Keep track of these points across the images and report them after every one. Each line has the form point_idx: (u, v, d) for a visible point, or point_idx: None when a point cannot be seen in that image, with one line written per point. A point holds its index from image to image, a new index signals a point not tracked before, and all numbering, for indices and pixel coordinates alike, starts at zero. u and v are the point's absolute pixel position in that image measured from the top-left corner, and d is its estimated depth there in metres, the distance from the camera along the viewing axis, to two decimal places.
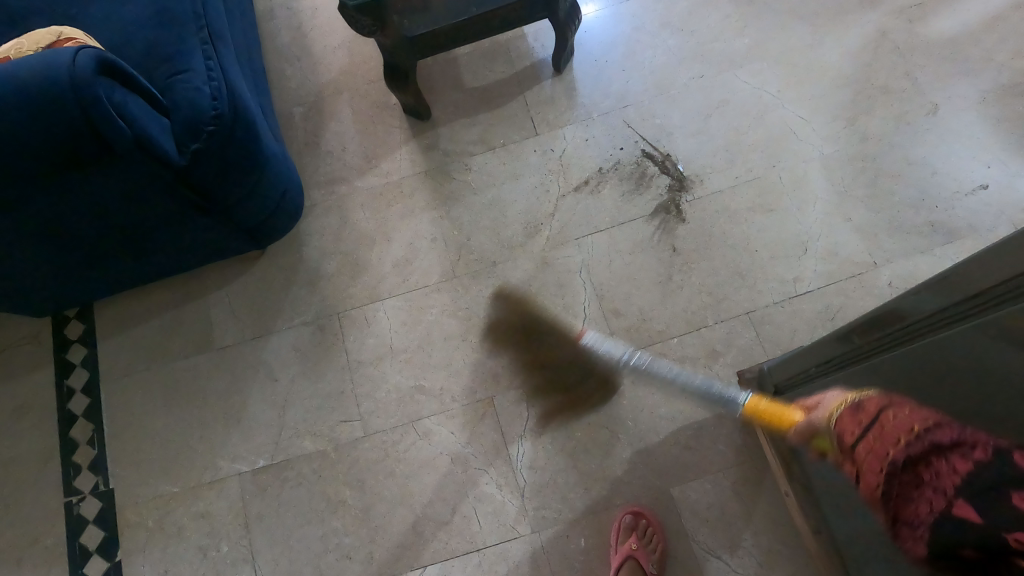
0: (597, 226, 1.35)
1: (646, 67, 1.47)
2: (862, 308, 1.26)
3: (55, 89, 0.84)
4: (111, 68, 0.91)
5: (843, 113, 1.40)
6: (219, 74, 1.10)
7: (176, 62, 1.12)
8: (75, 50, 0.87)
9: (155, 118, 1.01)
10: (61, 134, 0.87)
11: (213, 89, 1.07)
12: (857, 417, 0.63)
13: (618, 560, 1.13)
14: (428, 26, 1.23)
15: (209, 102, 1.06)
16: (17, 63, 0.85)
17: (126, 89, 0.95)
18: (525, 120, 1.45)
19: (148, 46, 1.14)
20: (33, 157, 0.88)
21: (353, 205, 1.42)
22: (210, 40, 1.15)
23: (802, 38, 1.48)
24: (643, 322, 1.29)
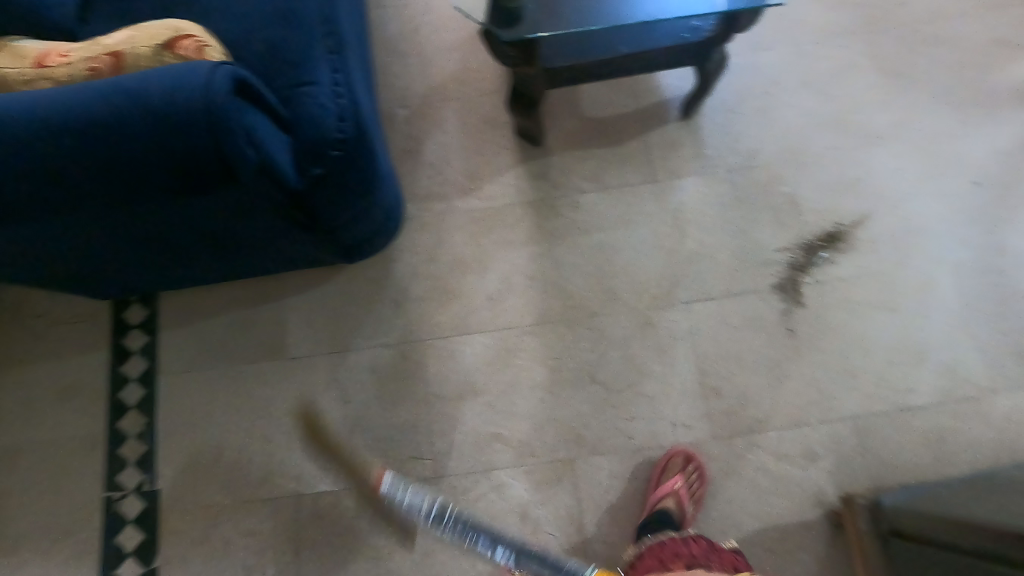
0: (709, 294, 1.27)
1: (780, 130, 1.36)
2: (972, 432, 1.19)
3: (188, 106, 0.79)
4: (244, 87, 0.86)
5: (982, 218, 1.29)
6: (347, 90, 1.02)
7: (301, 71, 1.03)
8: (212, 69, 0.82)
9: (278, 137, 0.95)
10: (184, 152, 0.81)
11: (340, 108, 0.99)
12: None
13: (659, 493, 1.15)
14: (569, 59, 1.15)
15: (334, 125, 0.98)
16: (154, 80, 0.82)
17: (255, 107, 0.90)
18: (643, 164, 1.35)
19: (273, 44, 1.05)
20: (161, 183, 0.85)
21: (450, 226, 1.34)
22: (336, 50, 1.05)
23: (942, 127, 1.34)
24: (741, 406, 1.22)
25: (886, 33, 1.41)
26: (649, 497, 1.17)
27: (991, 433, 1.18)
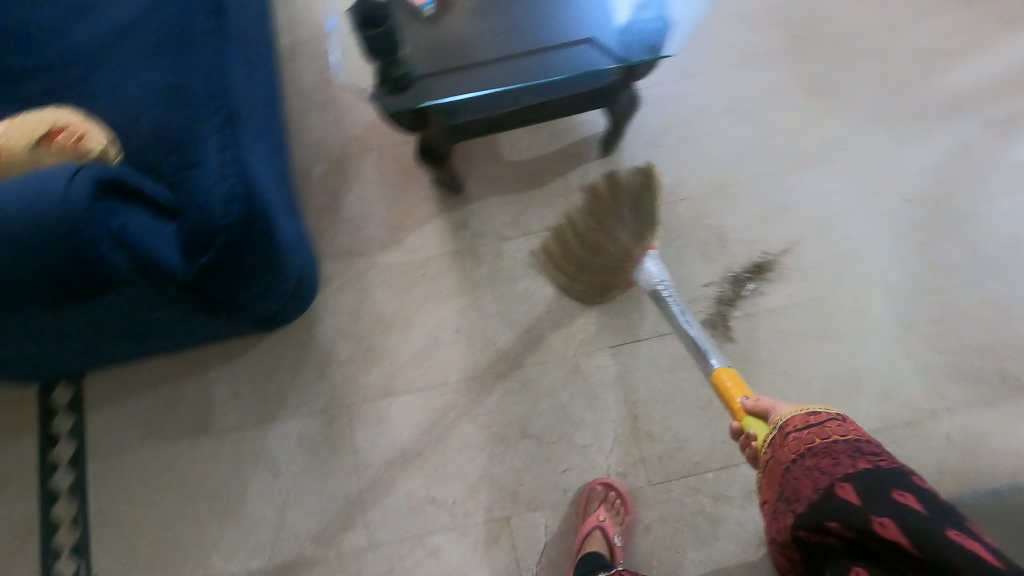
0: (638, 335, 1.25)
1: (709, 162, 1.31)
2: (916, 462, 1.14)
3: (45, 220, 0.75)
4: (111, 186, 0.83)
5: (917, 237, 1.25)
6: (235, 170, 1.00)
7: (187, 153, 1.03)
8: (71, 174, 0.78)
9: (162, 229, 0.92)
10: (50, 266, 0.78)
11: (227, 191, 0.98)
12: (802, 421, 0.77)
13: (585, 529, 1.13)
14: (473, 112, 1.09)
15: (222, 210, 0.96)
16: (5, 191, 0.76)
17: (128, 202, 0.87)
18: (565, 204, 1.32)
19: (162, 128, 1.05)
20: (29, 294, 0.81)
21: (373, 283, 1.31)
22: (227, 125, 1.04)
23: (871, 144, 1.30)
24: (675, 451, 1.19)
25: (809, 52, 1.36)
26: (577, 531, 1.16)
27: (933, 464, 1.14)
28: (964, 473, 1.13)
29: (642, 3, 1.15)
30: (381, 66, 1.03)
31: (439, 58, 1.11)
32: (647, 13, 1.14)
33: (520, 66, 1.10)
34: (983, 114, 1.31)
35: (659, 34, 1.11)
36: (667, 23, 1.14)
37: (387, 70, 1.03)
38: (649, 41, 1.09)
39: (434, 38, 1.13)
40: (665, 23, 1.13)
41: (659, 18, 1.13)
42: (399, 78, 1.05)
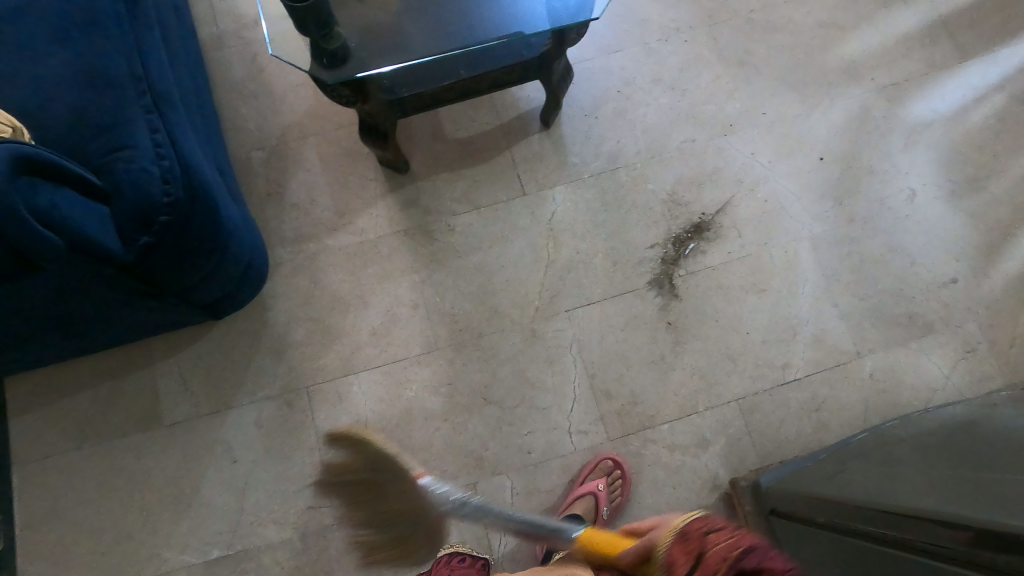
0: (589, 297, 1.30)
1: (641, 132, 1.39)
2: (845, 399, 1.25)
3: None
4: (33, 164, 0.84)
5: (831, 192, 1.36)
6: (170, 150, 0.99)
7: (114, 135, 0.98)
8: None
9: (96, 210, 0.92)
10: None
11: (164, 170, 0.97)
12: (688, 551, 0.65)
13: (580, 491, 1.17)
14: (412, 87, 1.16)
15: (158, 187, 0.95)
16: None
17: (55, 183, 0.87)
18: (512, 178, 1.36)
19: (81, 109, 0.99)
20: None
21: (323, 264, 1.31)
22: (153, 107, 1.04)
23: (783, 111, 1.40)
24: (630, 405, 1.24)
25: (722, 26, 1.45)
26: (571, 493, 1.19)
27: (860, 395, 1.25)
28: (887, 402, 1.25)
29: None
30: (315, 40, 1.05)
31: (375, 33, 1.14)
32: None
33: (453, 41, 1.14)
34: (877, 79, 1.43)
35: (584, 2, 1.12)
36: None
37: (320, 45, 1.05)
38: (574, 12, 1.11)
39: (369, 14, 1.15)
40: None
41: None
42: (336, 53, 1.07)
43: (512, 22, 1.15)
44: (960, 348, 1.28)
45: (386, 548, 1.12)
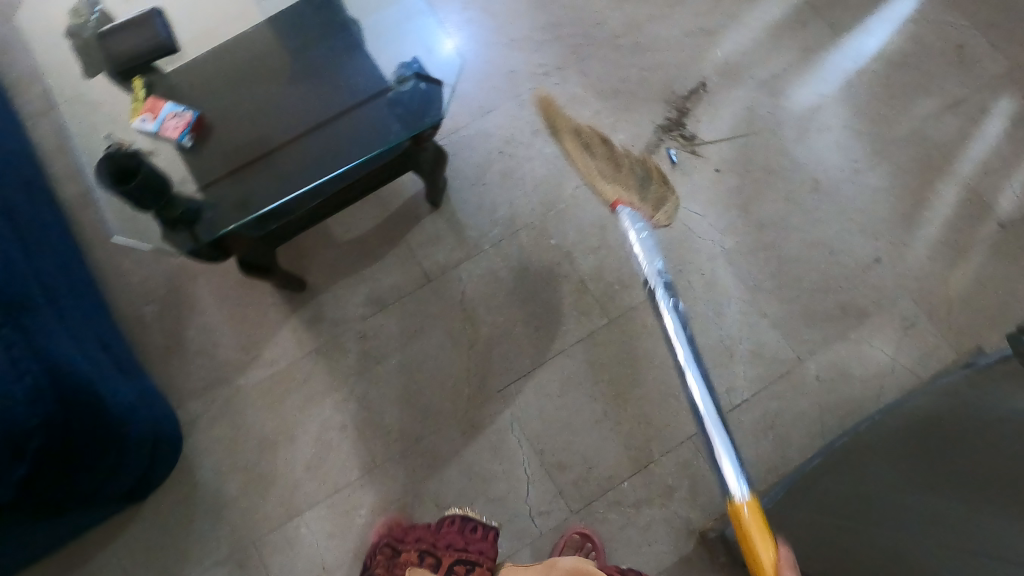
0: (520, 371, 1.26)
1: (531, 188, 1.35)
2: (797, 409, 1.23)
3: None
4: None
5: (735, 202, 1.33)
6: (27, 358, 0.86)
7: None
8: None
9: None
10: None
11: (26, 388, 0.83)
12: None
13: None
14: (280, 216, 1.10)
15: (25, 410, 0.82)
16: None
17: None
18: (413, 267, 1.32)
19: None
20: None
21: (242, 408, 1.25)
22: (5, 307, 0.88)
23: (668, 130, 1.37)
24: (585, 472, 1.21)
25: (591, 60, 1.41)
26: None
27: (812, 402, 1.23)
28: (838, 402, 1.23)
29: (403, 71, 1.17)
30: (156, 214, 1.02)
31: (229, 181, 1.12)
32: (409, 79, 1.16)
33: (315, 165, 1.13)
34: (755, 76, 1.42)
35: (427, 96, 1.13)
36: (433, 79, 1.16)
37: (164, 214, 1.03)
38: (423, 105, 1.12)
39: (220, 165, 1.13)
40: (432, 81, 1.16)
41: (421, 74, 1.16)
42: (183, 216, 1.04)
43: (373, 130, 1.13)
44: (900, 325, 1.27)
45: (603, 406, 1.23)
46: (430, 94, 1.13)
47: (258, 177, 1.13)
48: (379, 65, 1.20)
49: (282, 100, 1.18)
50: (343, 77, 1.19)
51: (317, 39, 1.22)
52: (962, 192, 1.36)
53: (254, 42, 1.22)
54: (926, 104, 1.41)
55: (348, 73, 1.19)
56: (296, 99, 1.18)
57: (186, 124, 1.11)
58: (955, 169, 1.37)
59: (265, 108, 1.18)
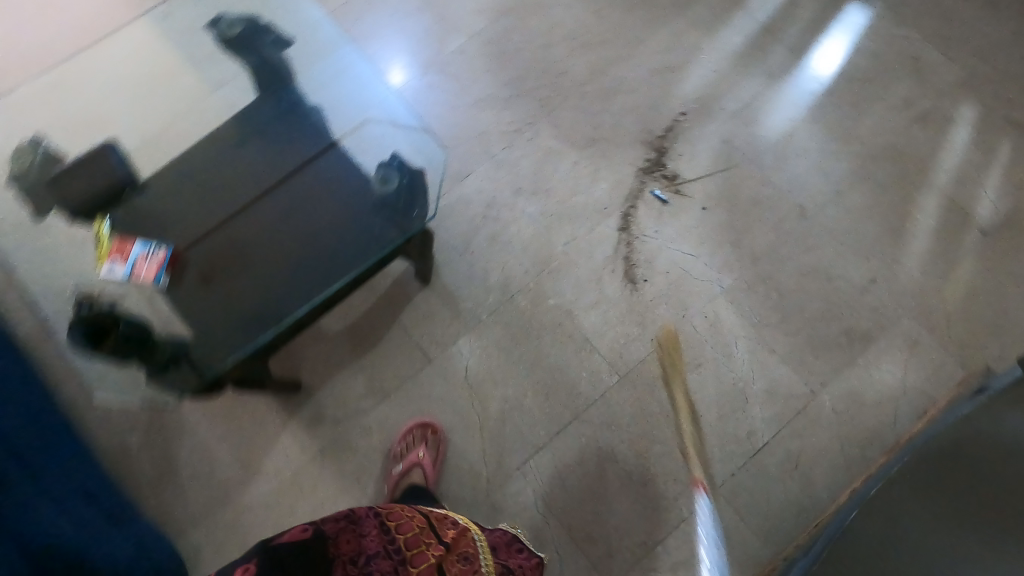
0: (537, 444, 1.22)
1: (520, 249, 1.31)
2: (818, 443, 1.23)
3: None
4: None
5: (726, 237, 1.31)
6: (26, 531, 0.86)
7: None
8: None
9: None
10: None
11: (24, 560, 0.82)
12: None
13: None
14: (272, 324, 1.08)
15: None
16: None
17: None
18: (411, 349, 1.27)
19: None
20: None
21: (250, 526, 1.17)
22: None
23: (649, 172, 1.35)
24: (617, 540, 1.17)
25: (561, 111, 1.39)
26: None
27: (830, 433, 1.24)
28: (856, 429, 1.24)
29: (385, 168, 1.15)
30: (143, 360, 1.00)
31: (214, 289, 1.11)
32: (394, 178, 1.13)
33: (304, 265, 1.11)
34: (726, 107, 1.41)
35: (411, 191, 1.13)
36: (413, 172, 1.17)
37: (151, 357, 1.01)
38: (406, 206, 1.14)
39: (202, 271, 1.12)
40: (413, 174, 1.16)
41: (406, 171, 1.15)
42: (170, 357, 1.02)
43: (356, 226, 1.13)
44: (908, 339, 1.29)
45: (626, 468, 1.21)
46: (414, 192, 1.14)
47: (245, 283, 1.11)
48: (356, 164, 1.20)
49: (258, 194, 1.16)
50: (319, 172, 1.18)
51: (285, 136, 1.21)
52: (942, 202, 1.37)
53: (225, 149, 1.20)
54: (893, 117, 1.43)
55: (322, 167, 1.19)
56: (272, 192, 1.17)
57: (160, 264, 1.09)
58: (931, 180, 1.39)
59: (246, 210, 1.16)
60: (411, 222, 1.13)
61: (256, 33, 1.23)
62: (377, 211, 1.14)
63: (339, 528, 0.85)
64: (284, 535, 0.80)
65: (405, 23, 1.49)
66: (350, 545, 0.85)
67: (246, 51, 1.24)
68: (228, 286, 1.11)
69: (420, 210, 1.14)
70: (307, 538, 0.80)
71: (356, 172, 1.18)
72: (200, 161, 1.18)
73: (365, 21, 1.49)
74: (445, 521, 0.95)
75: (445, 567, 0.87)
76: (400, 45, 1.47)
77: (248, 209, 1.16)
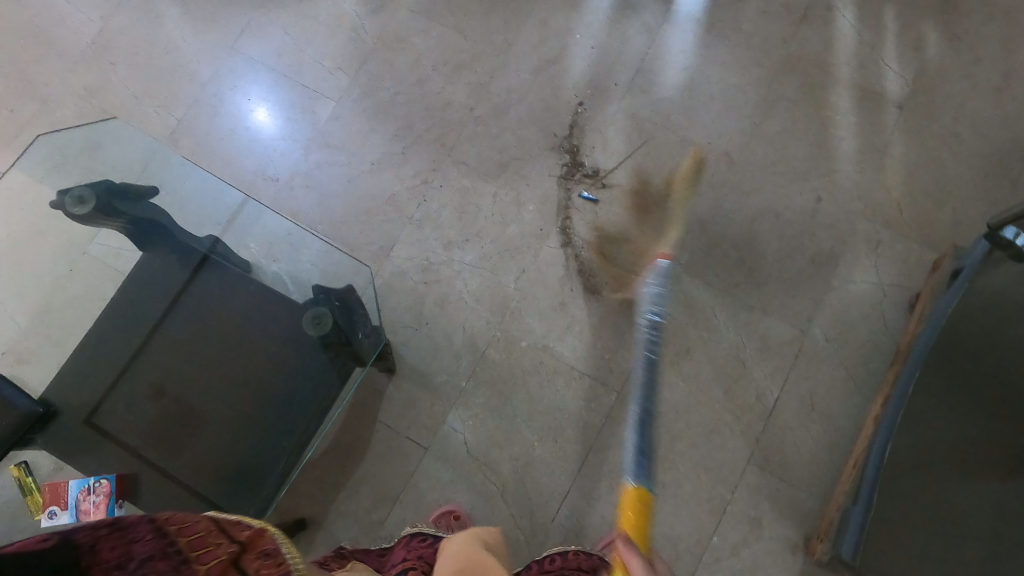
0: (563, 488, 1.17)
1: (474, 301, 1.24)
2: (827, 379, 1.21)
3: None
4: None
5: (668, 213, 1.27)
6: None
7: None
8: None
9: None
10: None
11: None
12: None
13: None
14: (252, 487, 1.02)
15: None
16: None
17: None
18: (403, 443, 1.20)
19: None
20: None
21: None
22: None
23: (570, 176, 1.29)
24: (675, 548, 1.16)
25: (460, 143, 1.30)
26: None
27: (834, 365, 1.22)
28: (857, 352, 1.22)
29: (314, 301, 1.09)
30: None
31: (172, 463, 1.03)
32: (326, 314, 1.06)
33: (264, 417, 1.04)
34: (620, 81, 1.32)
35: (353, 315, 1.10)
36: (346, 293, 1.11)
37: None
38: (348, 329, 1.09)
39: (152, 448, 1.04)
40: (347, 296, 1.11)
41: (333, 296, 1.09)
42: None
43: (307, 361, 1.06)
44: (868, 245, 1.27)
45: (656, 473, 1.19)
46: (352, 315, 1.10)
47: (205, 452, 1.03)
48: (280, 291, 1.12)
49: (178, 347, 1.08)
50: (235, 310, 1.09)
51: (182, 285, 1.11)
52: (852, 94, 1.33)
53: (130, 319, 1.10)
54: (778, 24, 1.36)
55: (235, 304, 1.09)
56: (190, 338, 1.08)
57: (107, 496, 0.99)
58: (835, 77, 1.34)
59: (176, 377, 1.07)
60: (361, 346, 1.08)
61: (113, 196, 1.12)
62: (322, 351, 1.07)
63: (99, 536, 0.56)
64: (14, 547, 0.54)
65: (263, 106, 1.34)
66: (116, 551, 0.56)
67: (116, 217, 1.14)
68: (190, 463, 1.02)
69: (363, 331, 1.09)
70: (55, 548, 0.54)
71: (276, 297, 1.11)
72: (116, 353, 1.09)
73: (224, 116, 1.34)
74: (239, 523, 0.67)
75: (242, 568, 0.62)
76: (269, 132, 1.33)
77: (174, 370, 1.07)
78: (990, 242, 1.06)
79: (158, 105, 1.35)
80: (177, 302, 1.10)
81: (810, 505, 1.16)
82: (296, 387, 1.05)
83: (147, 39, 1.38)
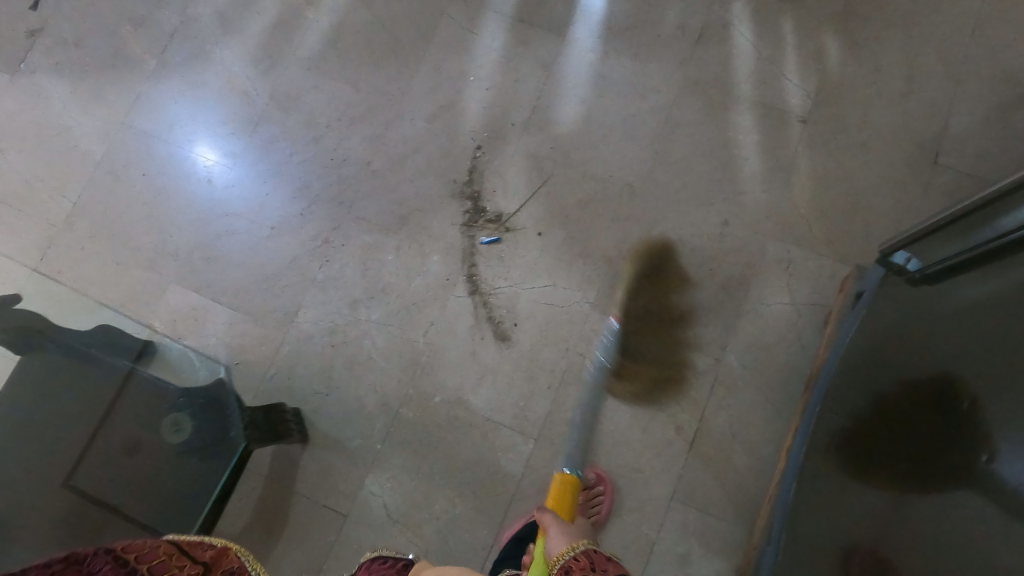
0: (486, 544, 1.15)
1: (383, 360, 1.22)
2: (746, 407, 1.20)
3: None
4: None
5: (573, 251, 1.25)
6: None
7: None
8: None
9: None
10: None
11: None
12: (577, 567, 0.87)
13: None
14: None
15: None
16: None
17: None
18: (322, 512, 1.18)
19: None
20: None
21: None
22: None
23: (472, 223, 1.27)
24: None
25: (360, 200, 1.29)
26: None
27: (752, 392, 1.20)
28: (775, 378, 1.20)
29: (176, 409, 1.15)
30: None
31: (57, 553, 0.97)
32: (185, 420, 1.14)
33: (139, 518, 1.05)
34: (516, 120, 1.31)
35: (221, 413, 1.15)
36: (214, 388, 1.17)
37: None
38: (213, 432, 1.14)
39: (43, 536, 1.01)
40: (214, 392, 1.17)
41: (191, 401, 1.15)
42: None
43: (169, 468, 1.11)
44: (780, 265, 1.24)
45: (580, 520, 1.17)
46: (213, 415, 1.15)
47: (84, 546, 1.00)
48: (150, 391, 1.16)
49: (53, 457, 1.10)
50: (105, 420, 1.13)
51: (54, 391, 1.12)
52: (754, 111, 1.31)
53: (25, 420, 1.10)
54: (674, 44, 1.33)
55: (104, 414, 1.13)
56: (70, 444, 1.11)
57: None
58: (735, 94, 1.31)
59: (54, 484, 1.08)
60: (232, 440, 1.13)
61: None
62: (184, 460, 1.12)
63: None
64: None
65: (160, 181, 1.36)
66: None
67: None
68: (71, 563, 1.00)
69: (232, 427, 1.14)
70: None
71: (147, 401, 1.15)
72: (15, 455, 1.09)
73: (129, 193, 1.36)
74: (202, 543, 0.76)
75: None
76: (165, 206, 1.35)
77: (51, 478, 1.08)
78: (886, 267, 1.09)
79: (56, 189, 1.38)
80: (57, 409, 1.12)
81: (736, 539, 1.15)
82: (164, 494, 1.09)
83: (48, 127, 1.41)
